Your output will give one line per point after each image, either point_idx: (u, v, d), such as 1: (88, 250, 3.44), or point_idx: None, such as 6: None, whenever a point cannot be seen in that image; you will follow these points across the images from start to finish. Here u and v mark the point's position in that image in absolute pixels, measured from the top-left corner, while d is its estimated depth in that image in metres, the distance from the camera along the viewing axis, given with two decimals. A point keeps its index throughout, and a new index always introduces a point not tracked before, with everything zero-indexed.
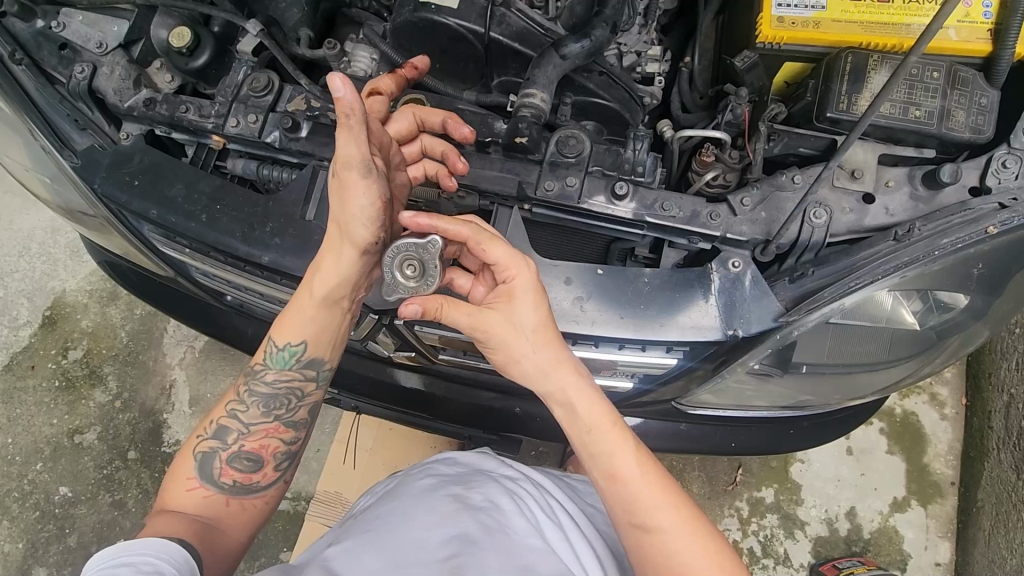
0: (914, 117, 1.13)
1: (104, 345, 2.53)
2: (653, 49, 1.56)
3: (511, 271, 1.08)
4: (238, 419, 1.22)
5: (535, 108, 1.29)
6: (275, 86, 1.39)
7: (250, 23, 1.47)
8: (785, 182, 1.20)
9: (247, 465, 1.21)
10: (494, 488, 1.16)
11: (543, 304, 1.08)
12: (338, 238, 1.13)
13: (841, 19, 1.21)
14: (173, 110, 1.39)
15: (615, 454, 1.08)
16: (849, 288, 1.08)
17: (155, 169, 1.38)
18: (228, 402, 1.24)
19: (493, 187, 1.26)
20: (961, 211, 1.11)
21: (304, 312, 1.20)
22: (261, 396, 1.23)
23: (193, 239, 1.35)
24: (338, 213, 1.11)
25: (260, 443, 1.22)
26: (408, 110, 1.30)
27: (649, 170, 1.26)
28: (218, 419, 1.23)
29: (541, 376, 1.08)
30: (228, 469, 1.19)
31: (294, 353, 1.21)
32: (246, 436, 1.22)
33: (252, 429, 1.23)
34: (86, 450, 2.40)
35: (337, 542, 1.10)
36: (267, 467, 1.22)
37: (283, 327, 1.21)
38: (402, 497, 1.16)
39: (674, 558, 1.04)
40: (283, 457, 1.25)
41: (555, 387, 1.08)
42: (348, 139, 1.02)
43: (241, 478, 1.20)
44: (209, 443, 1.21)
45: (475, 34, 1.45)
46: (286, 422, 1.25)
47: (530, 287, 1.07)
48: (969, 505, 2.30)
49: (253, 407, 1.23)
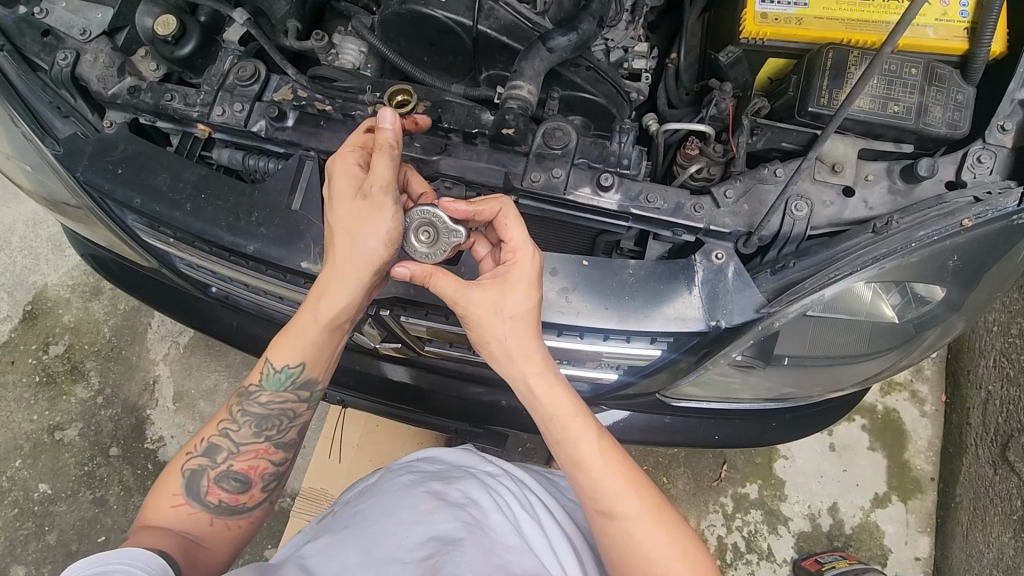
0: (892, 112, 1.15)
1: (86, 341, 2.50)
2: (639, 45, 1.58)
3: (513, 257, 1.09)
4: (230, 437, 1.22)
5: (522, 100, 1.29)
6: (261, 75, 1.38)
7: (238, 12, 1.48)
8: (768, 175, 1.21)
9: (235, 485, 1.21)
10: (472, 484, 1.16)
11: (530, 289, 1.08)
12: (338, 265, 1.12)
13: (822, 16, 1.23)
14: (158, 99, 1.38)
15: (584, 445, 1.09)
16: (827, 280, 1.10)
17: (139, 158, 1.37)
18: (221, 421, 1.23)
19: (478, 178, 1.26)
20: (937, 205, 1.12)
21: (302, 336, 1.18)
22: (253, 416, 1.22)
23: (177, 228, 1.34)
24: (347, 239, 1.11)
25: (249, 463, 1.22)
26: (402, 164, 1.22)
27: (634, 163, 1.28)
28: (208, 438, 1.23)
29: (512, 365, 1.09)
30: (215, 489, 1.19)
31: (291, 375, 1.21)
32: (238, 455, 1.21)
33: (247, 445, 1.22)
34: (67, 447, 2.37)
35: (318, 538, 1.10)
36: (254, 489, 1.22)
37: (280, 351, 1.20)
38: (381, 495, 1.16)
39: (644, 551, 1.05)
40: (273, 477, 1.25)
41: (524, 378, 1.09)
42: (384, 162, 1.08)
43: (228, 499, 1.20)
44: (199, 460, 1.20)
45: (463, 27, 1.46)
46: (277, 443, 1.25)
47: (522, 272, 1.08)
48: (947, 500, 2.34)
49: (244, 427, 1.22)
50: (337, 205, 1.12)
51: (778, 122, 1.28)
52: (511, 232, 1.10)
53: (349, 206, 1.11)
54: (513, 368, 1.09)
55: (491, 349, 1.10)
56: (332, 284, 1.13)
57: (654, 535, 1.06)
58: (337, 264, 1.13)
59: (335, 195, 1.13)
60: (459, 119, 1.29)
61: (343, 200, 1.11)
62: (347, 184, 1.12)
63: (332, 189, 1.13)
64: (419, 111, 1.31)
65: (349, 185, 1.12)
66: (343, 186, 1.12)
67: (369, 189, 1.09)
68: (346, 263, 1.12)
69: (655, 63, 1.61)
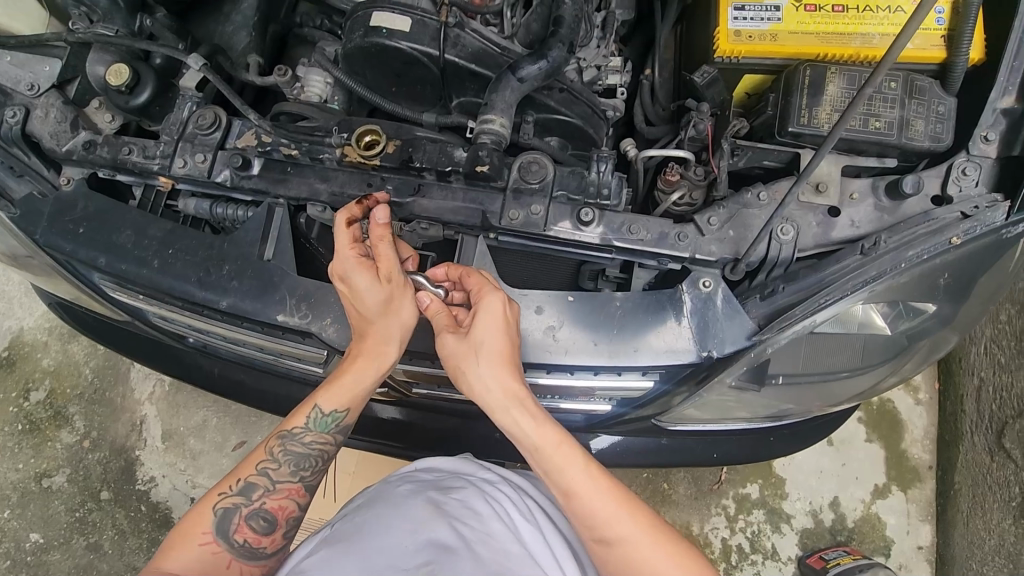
0: (874, 128, 1.13)
1: (68, 384, 2.43)
2: (611, 61, 1.56)
3: (481, 292, 1.11)
4: (267, 476, 1.20)
5: (496, 135, 1.24)
6: (223, 122, 1.33)
7: (193, 57, 1.36)
8: (752, 199, 1.18)
9: (262, 525, 1.17)
10: (469, 491, 1.13)
11: (497, 321, 1.09)
12: (384, 327, 1.15)
13: (797, 31, 1.20)
14: (115, 152, 1.32)
15: (563, 469, 1.09)
16: (819, 304, 1.08)
17: (101, 215, 1.31)
18: (260, 460, 1.21)
19: (455, 218, 1.22)
20: (925, 222, 1.09)
21: (350, 390, 1.20)
22: (294, 455, 1.21)
23: (145, 286, 1.29)
24: (383, 309, 1.12)
25: (281, 503, 1.20)
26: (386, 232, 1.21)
27: (614, 193, 1.22)
28: (245, 478, 1.19)
29: (484, 401, 1.11)
30: (244, 527, 1.16)
31: (337, 420, 1.22)
32: (271, 495, 1.19)
33: (281, 483, 1.21)
34: (56, 494, 2.31)
35: (318, 549, 1.06)
36: (277, 533, 1.19)
37: (326, 402, 1.21)
38: (377, 505, 1.12)
39: (635, 562, 1.04)
40: (295, 523, 1.22)
41: (498, 409, 1.10)
42: (390, 250, 1.11)
43: (252, 539, 1.16)
44: (233, 499, 1.17)
45: (430, 57, 1.42)
46: (308, 485, 1.23)
47: (486, 305, 1.09)
48: (946, 488, 2.35)
49: (284, 466, 1.21)
50: (360, 284, 1.11)
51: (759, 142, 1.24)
52: (471, 277, 1.14)
53: (373, 287, 1.11)
54: (489, 405, 1.11)
55: (468, 390, 1.12)
56: (383, 345, 1.16)
57: (647, 545, 1.05)
58: (376, 328, 1.14)
59: (351, 275, 1.11)
60: (431, 159, 1.23)
61: (366, 281, 1.10)
62: (362, 264, 1.11)
63: (348, 268, 1.12)
64: (389, 150, 1.24)
65: (366, 265, 1.11)
66: (357, 267, 1.11)
67: (385, 272, 1.11)
68: (390, 330, 1.14)
69: (628, 78, 1.60)
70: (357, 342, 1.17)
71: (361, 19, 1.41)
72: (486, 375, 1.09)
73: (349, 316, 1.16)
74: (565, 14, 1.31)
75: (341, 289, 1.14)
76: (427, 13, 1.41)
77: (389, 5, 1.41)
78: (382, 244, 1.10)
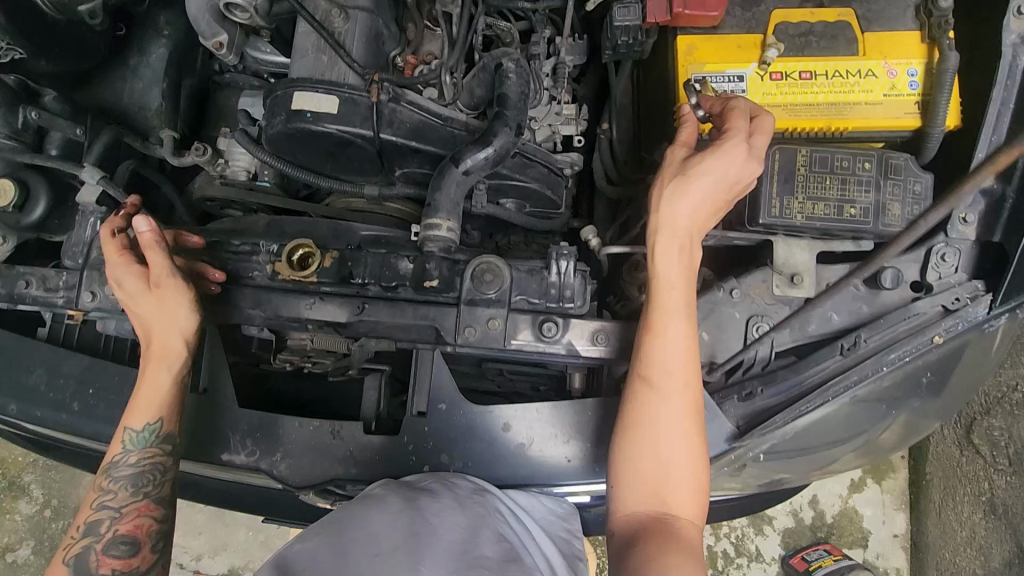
0: (848, 216, 1.05)
1: (18, 453, 2.27)
2: (565, 112, 1.45)
3: (729, 111, 1.01)
4: (107, 508, 1.08)
5: (444, 241, 1.11)
6: (134, 244, 1.15)
7: (86, 170, 1.20)
8: (724, 297, 1.08)
9: (124, 550, 1.06)
10: (458, 509, 0.93)
11: (743, 174, 0.97)
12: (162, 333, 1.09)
13: (764, 104, 1.10)
14: (10, 286, 1.15)
15: (670, 371, 0.95)
16: (799, 413, 1.02)
17: (8, 354, 1.17)
18: (93, 497, 1.08)
19: (406, 335, 1.12)
20: (906, 317, 1.04)
21: (140, 406, 1.09)
22: (124, 478, 1.09)
23: (68, 430, 1.16)
24: (155, 312, 1.09)
25: (133, 523, 1.08)
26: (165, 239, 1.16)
27: (578, 294, 1.12)
28: (83, 520, 1.07)
29: (662, 215, 0.97)
30: (104, 559, 1.04)
31: (152, 434, 1.09)
32: (121, 521, 1.07)
33: (127, 503, 1.08)
34: (21, 569, 2.18)
35: (297, 537, 0.89)
36: (145, 550, 1.07)
37: (138, 416, 1.08)
38: (356, 507, 0.92)
39: (663, 469, 0.92)
40: (164, 536, 1.11)
41: (654, 327, 0.97)
42: (158, 254, 1.07)
43: (119, 567, 1.05)
44: (80, 543, 1.05)
45: (365, 138, 1.27)
46: (158, 498, 1.11)
47: (735, 142, 0.96)
48: (919, 477, 2.39)
49: (120, 490, 1.09)
50: (126, 289, 1.08)
51: (732, 229, 1.12)
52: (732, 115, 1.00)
53: (140, 290, 1.09)
54: (659, 248, 0.97)
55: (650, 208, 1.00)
56: (164, 352, 1.10)
57: (681, 447, 0.93)
58: (154, 335, 1.10)
59: (121, 284, 1.09)
60: (374, 273, 1.12)
61: (133, 285, 1.08)
62: (135, 274, 1.09)
63: (117, 278, 1.09)
64: (327, 265, 1.12)
65: (130, 272, 1.09)
66: (125, 278, 1.09)
67: (153, 277, 1.07)
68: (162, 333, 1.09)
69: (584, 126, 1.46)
70: (144, 351, 1.11)
71: (281, 101, 1.25)
72: (683, 187, 0.96)
73: (137, 326, 1.11)
74: (510, 91, 1.18)
75: (122, 301, 1.10)
76: (356, 90, 1.25)
77: (312, 82, 1.25)
78: (151, 249, 1.07)
